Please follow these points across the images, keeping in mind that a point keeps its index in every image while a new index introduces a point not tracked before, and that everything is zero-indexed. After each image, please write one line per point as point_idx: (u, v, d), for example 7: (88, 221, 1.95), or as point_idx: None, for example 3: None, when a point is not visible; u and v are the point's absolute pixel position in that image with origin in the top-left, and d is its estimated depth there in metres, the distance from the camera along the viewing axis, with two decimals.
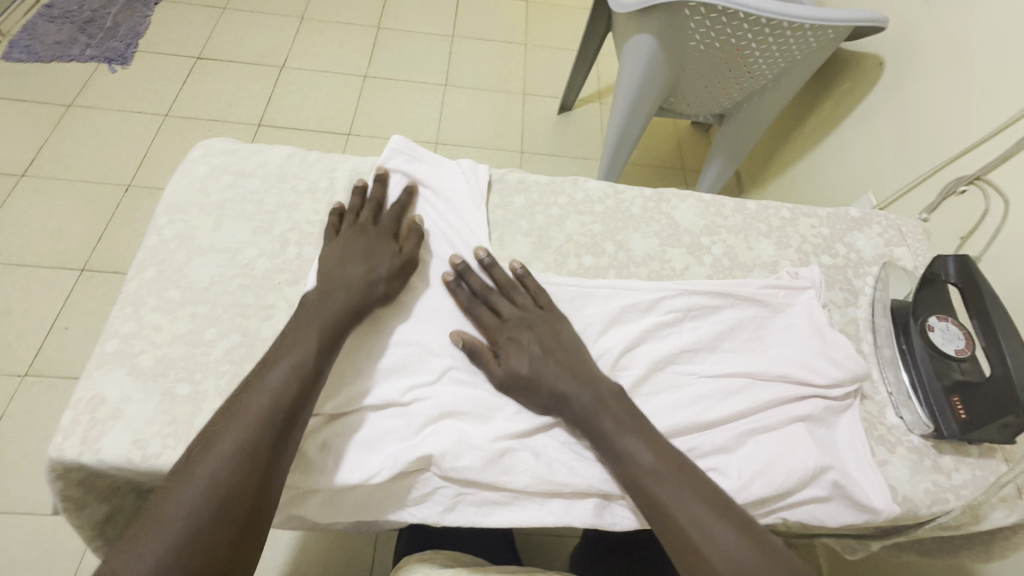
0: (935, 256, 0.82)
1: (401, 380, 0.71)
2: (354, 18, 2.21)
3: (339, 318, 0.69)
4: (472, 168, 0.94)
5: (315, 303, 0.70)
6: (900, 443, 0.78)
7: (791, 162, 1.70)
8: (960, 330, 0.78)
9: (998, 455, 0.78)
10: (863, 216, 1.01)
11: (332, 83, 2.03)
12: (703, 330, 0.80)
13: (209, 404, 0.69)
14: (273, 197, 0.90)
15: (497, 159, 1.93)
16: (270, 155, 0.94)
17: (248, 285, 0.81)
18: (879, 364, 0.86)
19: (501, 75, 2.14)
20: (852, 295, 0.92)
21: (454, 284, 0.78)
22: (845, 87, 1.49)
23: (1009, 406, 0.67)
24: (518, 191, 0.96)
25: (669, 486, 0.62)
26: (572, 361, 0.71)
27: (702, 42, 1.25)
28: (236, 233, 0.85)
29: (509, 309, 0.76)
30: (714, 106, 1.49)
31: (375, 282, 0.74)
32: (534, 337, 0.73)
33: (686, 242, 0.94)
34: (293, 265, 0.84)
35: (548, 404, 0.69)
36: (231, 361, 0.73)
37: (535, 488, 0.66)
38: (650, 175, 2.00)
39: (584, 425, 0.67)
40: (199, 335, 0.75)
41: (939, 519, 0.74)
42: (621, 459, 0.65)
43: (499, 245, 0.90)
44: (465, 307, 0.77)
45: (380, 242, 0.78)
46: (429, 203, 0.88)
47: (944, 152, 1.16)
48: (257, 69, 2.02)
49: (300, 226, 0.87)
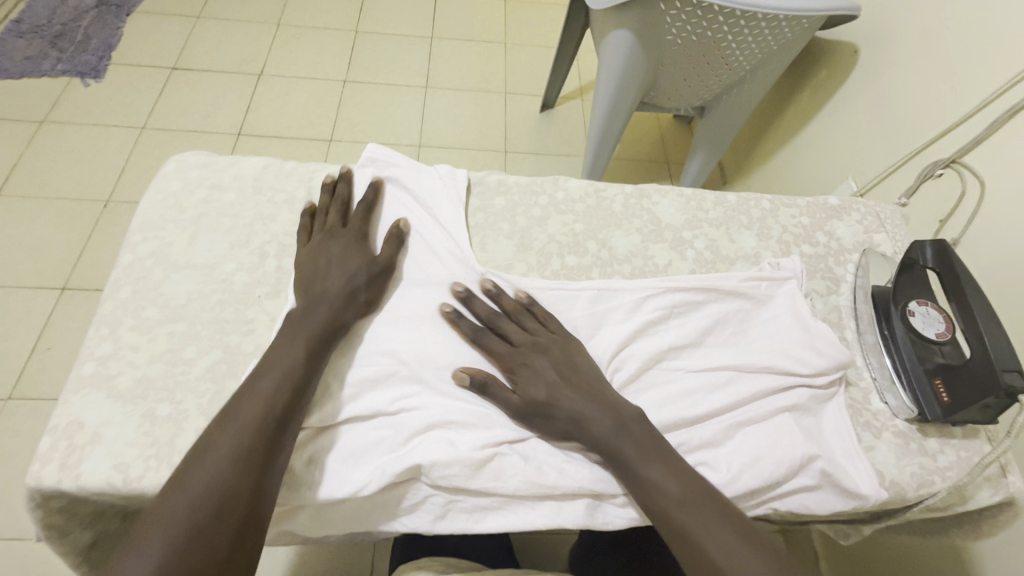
0: (913, 242, 0.83)
1: (388, 390, 0.70)
2: (331, 22, 2.19)
3: (320, 334, 0.69)
4: (450, 172, 0.94)
5: (297, 318, 0.70)
6: (886, 428, 0.79)
7: (772, 151, 1.71)
8: (941, 314, 0.79)
9: (981, 436, 0.79)
10: (842, 204, 1.02)
11: (311, 89, 2.01)
12: (689, 326, 0.80)
13: (191, 424, 0.68)
14: (250, 209, 0.89)
15: (481, 160, 1.93)
16: (245, 167, 0.93)
17: (226, 301, 0.80)
18: (862, 351, 0.86)
19: (482, 75, 2.14)
20: (834, 283, 0.93)
21: (455, 316, 0.76)
22: (821, 75, 1.51)
23: (989, 388, 0.68)
24: (499, 194, 0.96)
25: (699, 519, 0.60)
26: (592, 385, 0.70)
27: (678, 36, 1.26)
28: (213, 248, 0.84)
29: (520, 335, 0.75)
30: (694, 99, 1.49)
31: (354, 290, 0.75)
32: (549, 363, 0.72)
33: (668, 237, 0.95)
34: (272, 278, 0.83)
35: (567, 429, 0.68)
36: (212, 379, 0.73)
37: (525, 491, 0.66)
38: (634, 170, 2.00)
39: (607, 453, 0.66)
40: (178, 353, 0.74)
41: (926, 501, 0.75)
42: (647, 490, 0.63)
43: (481, 248, 0.90)
44: (471, 338, 0.74)
45: (354, 248, 0.79)
46: (409, 210, 0.88)
47: (920, 137, 1.17)
48: (234, 77, 2.00)
49: (278, 239, 0.86)
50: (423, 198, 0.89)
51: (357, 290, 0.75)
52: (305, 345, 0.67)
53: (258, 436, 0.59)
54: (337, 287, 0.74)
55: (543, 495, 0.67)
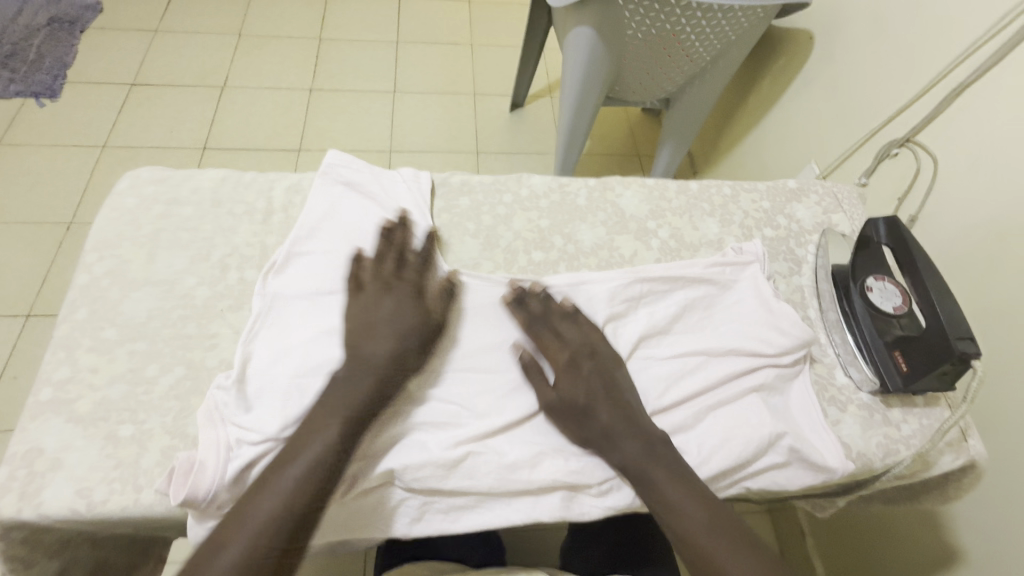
0: (867, 221, 0.87)
1: None
2: (294, 30, 2.17)
3: (367, 398, 0.65)
4: (414, 177, 0.95)
5: (346, 380, 0.66)
6: (851, 402, 0.81)
7: (738, 140, 1.74)
8: (897, 288, 0.83)
9: (942, 403, 0.83)
10: (801, 186, 1.05)
11: (277, 99, 1.99)
12: (658, 314, 0.81)
13: (156, 443, 0.67)
14: (209, 222, 0.88)
15: (452, 162, 1.93)
16: (202, 180, 0.92)
17: (189, 316, 0.78)
18: (826, 328, 0.89)
19: (450, 77, 2.14)
20: (795, 263, 0.96)
21: (513, 306, 0.79)
22: (780, 63, 1.54)
23: (945, 356, 0.71)
24: (463, 193, 0.97)
25: (726, 551, 0.61)
26: (627, 405, 0.71)
27: (638, 30, 1.28)
28: (172, 263, 0.83)
29: (571, 336, 0.76)
30: (658, 92, 1.51)
31: (405, 353, 0.71)
32: (596, 368, 0.73)
33: (633, 228, 0.97)
34: (235, 290, 0.82)
35: (595, 439, 0.69)
36: (177, 396, 0.72)
37: (500, 488, 0.66)
38: (605, 164, 2.02)
39: (631, 472, 0.67)
40: (140, 372, 0.73)
41: (894, 470, 0.78)
42: (674, 516, 0.64)
43: (449, 249, 0.91)
44: (523, 327, 0.78)
45: (408, 301, 0.74)
46: (373, 214, 0.87)
47: (875, 120, 1.21)
48: (196, 91, 1.96)
49: (240, 250, 0.85)
50: (386, 203, 0.89)
51: (404, 357, 0.71)
52: (342, 425, 0.63)
53: (288, 521, 0.56)
54: (384, 355, 0.69)
55: (519, 491, 0.67)
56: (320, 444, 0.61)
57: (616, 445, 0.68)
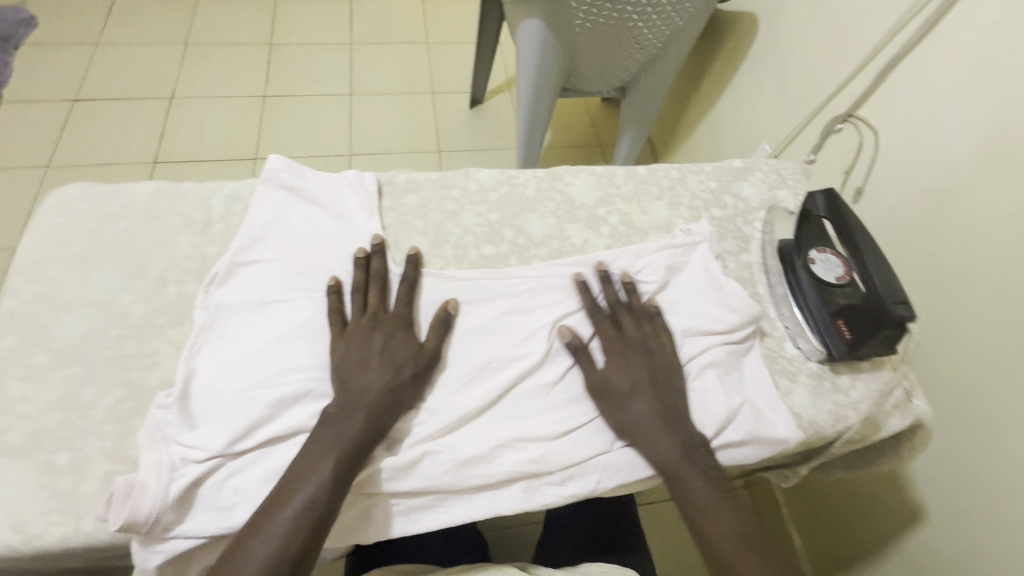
0: (807, 195, 0.93)
1: (309, 405, 0.70)
2: (243, 37, 2.11)
3: (357, 437, 0.65)
4: (359, 177, 0.92)
5: (336, 417, 0.66)
6: (801, 371, 0.84)
7: (696, 124, 1.77)
8: (839, 258, 0.85)
9: (889, 365, 0.86)
10: (746, 165, 1.07)
11: (230, 107, 1.94)
12: (610, 300, 0.83)
13: (95, 469, 0.68)
14: (143, 238, 0.86)
15: (414, 162, 1.92)
16: (134, 194, 0.90)
17: (126, 335, 0.78)
18: (775, 303, 0.91)
19: (409, 77, 2.11)
20: (744, 241, 0.98)
21: (585, 288, 0.82)
22: (730, 46, 1.57)
23: (883, 319, 0.78)
24: (410, 191, 0.95)
25: (746, 555, 0.64)
26: (674, 405, 0.73)
27: (587, 19, 1.28)
28: (106, 282, 0.82)
29: (633, 328, 0.79)
30: (614, 80, 1.53)
31: (399, 386, 0.70)
32: (646, 362, 0.76)
33: (583, 216, 0.97)
34: (173, 305, 0.81)
35: (634, 429, 0.72)
36: (116, 419, 0.71)
37: (458, 485, 0.68)
38: (568, 155, 2.03)
39: (665, 467, 0.70)
40: (76, 397, 0.72)
41: (845, 435, 0.81)
42: (698, 512, 0.67)
43: (396, 247, 0.89)
44: (589, 310, 0.81)
45: (398, 336, 0.74)
46: (320, 217, 0.86)
47: (820, 97, 1.26)
48: (144, 103, 1.90)
49: (177, 263, 0.85)
50: (334, 209, 0.87)
51: (400, 390, 0.70)
52: (336, 462, 0.63)
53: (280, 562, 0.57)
54: (379, 387, 0.69)
55: (478, 486, 0.68)
56: (312, 485, 0.61)
57: (657, 444, 0.70)
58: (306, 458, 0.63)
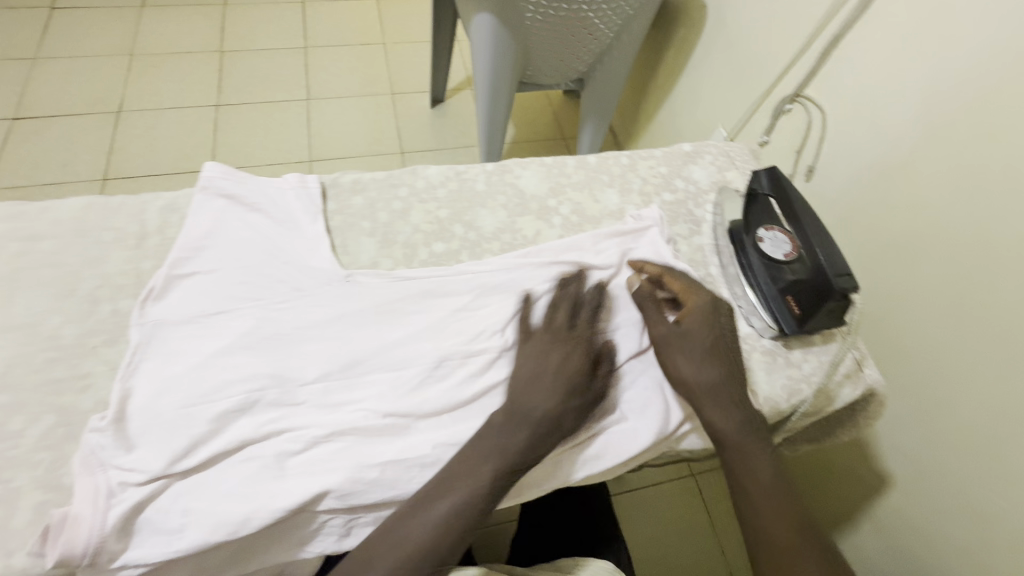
0: (754, 175, 1.16)
1: (254, 419, 0.87)
2: (191, 46, 2.54)
3: (549, 404, 0.91)
4: (300, 181, 1.15)
5: (534, 376, 0.93)
6: (756, 349, 1.07)
7: (654, 105, 2.30)
8: (784, 236, 1.09)
9: (838, 337, 1.11)
10: (695, 149, 1.37)
11: (179, 117, 2.33)
12: (495, 296, 1.05)
13: (24, 500, 0.82)
14: (74, 259, 1.06)
15: (382, 163, 2.35)
16: (59, 211, 1.10)
17: (54, 357, 0.95)
18: (728, 281, 1.16)
19: (368, 80, 2.58)
20: (694, 224, 1.24)
21: (647, 287, 1.06)
22: (680, 34, 2.06)
23: (825, 293, 0.98)
24: (356, 192, 1.20)
25: (786, 519, 0.90)
26: (738, 389, 0.98)
27: (538, 14, 1.62)
28: (32, 307, 1.00)
29: (693, 319, 1.02)
30: (569, 75, 1.96)
31: (592, 369, 0.98)
32: (713, 340, 1.00)
33: (535, 208, 1.23)
34: (105, 323, 1.00)
35: (708, 407, 0.97)
36: (46, 447, 0.87)
37: (538, 469, 0.94)
38: (538, 148, 2.46)
39: (732, 441, 0.95)
40: (7, 424, 0.88)
41: (800, 407, 1.05)
42: (753, 475, 0.93)
43: (345, 247, 1.12)
44: (647, 301, 1.05)
45: (563, 334, 0.99)
46: (246, 222, 1.05)
47: (767, 74, 1.66)
48: (88, 118, 2.27)
49: (106, 280, 1.05)
50: (279, 217, 1.08)
51: (567, 405, 0.93)
52: (525, 433, 0.88)
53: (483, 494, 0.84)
54: (546, 407, 0.91)
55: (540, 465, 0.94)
56: (495, 446, 0.87)
57: (728, 415, 0.95)
58: (465, 461, 0.86)
